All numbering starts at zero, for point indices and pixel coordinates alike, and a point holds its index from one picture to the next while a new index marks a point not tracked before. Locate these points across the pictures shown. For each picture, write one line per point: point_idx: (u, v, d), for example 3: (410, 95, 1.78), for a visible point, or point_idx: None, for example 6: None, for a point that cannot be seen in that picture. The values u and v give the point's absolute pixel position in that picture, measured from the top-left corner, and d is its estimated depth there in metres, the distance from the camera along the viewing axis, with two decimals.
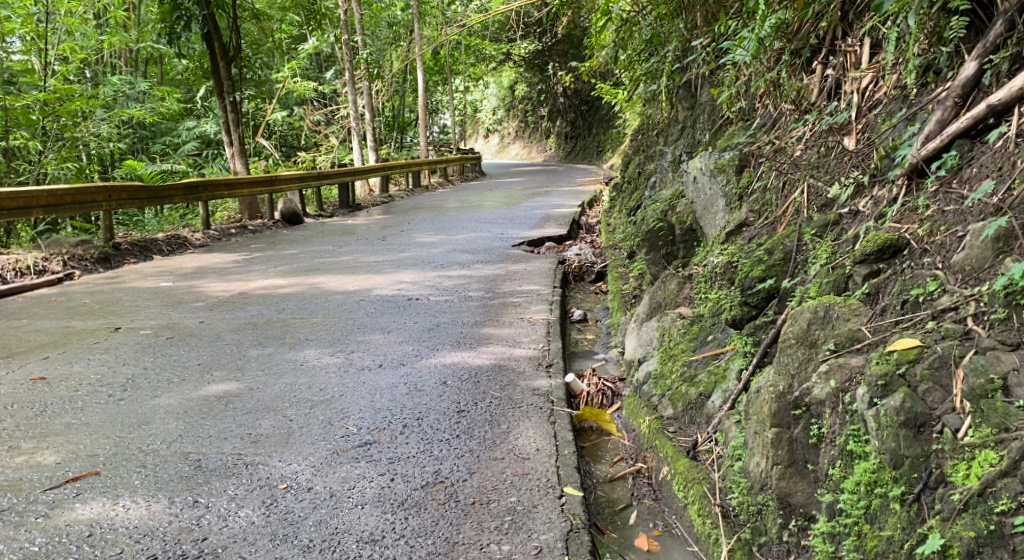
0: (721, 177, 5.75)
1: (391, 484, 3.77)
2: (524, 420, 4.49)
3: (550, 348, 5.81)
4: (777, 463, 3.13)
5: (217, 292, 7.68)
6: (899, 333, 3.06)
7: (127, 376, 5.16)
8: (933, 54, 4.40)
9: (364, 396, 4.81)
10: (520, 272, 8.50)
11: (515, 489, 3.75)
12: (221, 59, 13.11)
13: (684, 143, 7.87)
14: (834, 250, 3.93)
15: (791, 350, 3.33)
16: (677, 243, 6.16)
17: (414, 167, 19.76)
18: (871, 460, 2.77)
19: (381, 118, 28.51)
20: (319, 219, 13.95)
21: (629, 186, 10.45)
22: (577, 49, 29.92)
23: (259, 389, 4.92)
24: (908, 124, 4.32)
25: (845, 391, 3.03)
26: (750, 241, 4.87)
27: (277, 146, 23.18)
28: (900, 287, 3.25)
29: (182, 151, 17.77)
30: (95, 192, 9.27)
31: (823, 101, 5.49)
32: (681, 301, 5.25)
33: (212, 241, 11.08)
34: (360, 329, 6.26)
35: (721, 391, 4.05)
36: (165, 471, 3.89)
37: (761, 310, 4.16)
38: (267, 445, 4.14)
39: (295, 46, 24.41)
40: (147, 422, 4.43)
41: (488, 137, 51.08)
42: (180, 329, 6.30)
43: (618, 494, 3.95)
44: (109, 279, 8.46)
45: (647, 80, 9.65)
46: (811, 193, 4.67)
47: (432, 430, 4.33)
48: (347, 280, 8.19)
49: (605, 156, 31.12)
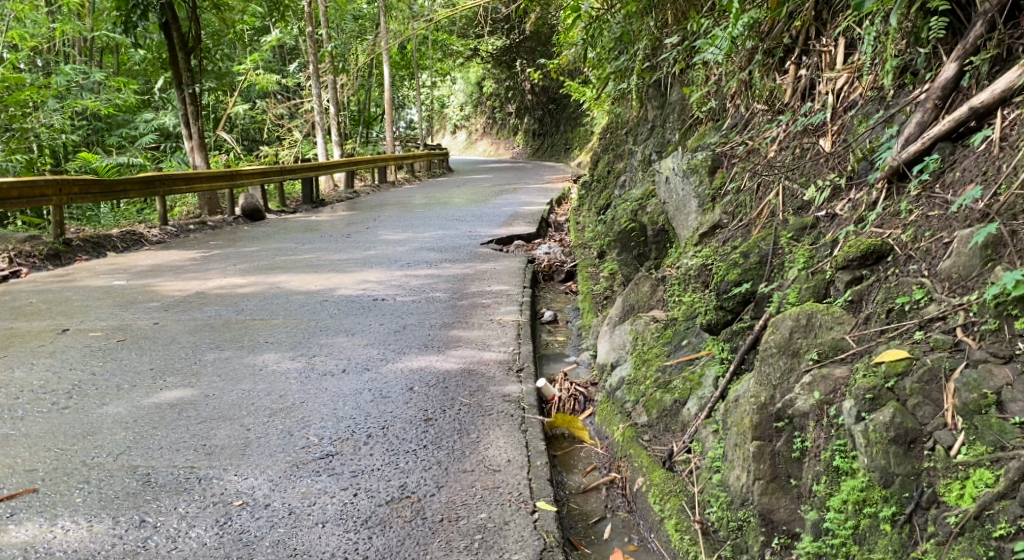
0: (694, 178, 5.64)
1: (354, 500, 3.60)
2: (495, 428, 4.34)
3: (520, 351, 5.65)
4: (759, 478, 3.01)
5: (173, 291, 7.42)
6: (885, 343, 2.96)
7: (72, 383, 4.92)
8: (910, 55, 4.29)
9: (327, 403, 4.63)
10: (488, 272, 8.32)
11: (486, 504, 3.59)
12: (179, 50, 12.79)
13: (654, 142, 7.77)
14: (812, 254, 3.83)
15: (773, 359, 3.23)
16: (649, 244, 6.05)
17: (381, 163, 19.51)
18: (859, 478, 2.66)
19: (345, 113, 28.16)
20: (281, 215, 13.66)
21: (598, 185, 10.33)
22: (545, 46, 29.78)
23: (215, 397, 4.72)
24: (887, 126, 4.20)
25: (830, 403, 2.93)
26: (725, 243, 4.76)
27: (239, 141, 22.76)
28: (885, 295, 3.15)
29: (139, 143, 17.28)
30: (45, 186, 8.94)
31: (797, 101, 5.39)
32: (654, 304, 5.13)
33: (170, 237, 10.77)
34: (323, 332, 6.06)
35: (697, 398, 3.93)
36: (111, 487, 3.68)
37: (737, 315, 4.07)
38: (223, 458, 3.95)
39: (257, 38, 24.00)
40: (93, 433, 4.22)
41: (456, 133, 50.82)
42: (132, 330, 6.06)
43: (592, 507, 3.83)
44: (58, 276, 8.16)
45: (616, 79, 9.53)
46: (787, 195, 4.57)
47: (398, 440, 4.17)
48: (310, 279, 7.96)
49: (572, 154, 31.05)
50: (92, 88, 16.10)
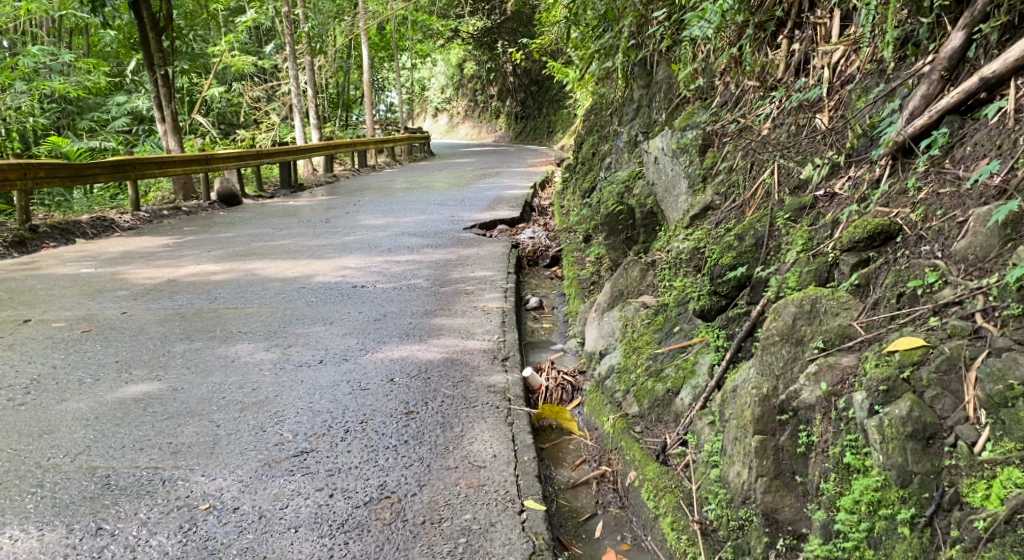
0: (684, 157, 5.44)
1: (329, 502, 3.39)
2: (479, 422, 4.13)
3: (505, 339, 5.44)
4: (762, 475, 2.83)
5: (144, 279, 7.15)
6: (897, 330, 2.77)
7: (31, 378, 4.69)
8: (912, 26, 4.08)
9: (303, 396, 4.41)
10: (472, 258, 8.10)
11: (470, 504, 3.39)
12: (150, 30, 12.46)
13: (641, 123, 7.57)
14: (811, 236, 3.64)
15: (775, 348, 3.04)
16: (637, 227, 5.84)
17: (361, 146, 19.20)
18: (874, 477, 2.48)
19: (323, 96, 27.75)
20: (258, 200, 13.37)
21: (583, 167, 10.10)
22: (527, 27, 29.42)
23: (184, 391, 4.49)
24: (888, 100, 3.99)
25: (838, 394, 2.74)
26: (718, 225, 4.57)
27: (216, 124, 22.32)
28: (895, 278, 2.95)
29: (111, 127, 16.89)
30: (9, 170, 8.62)
31: (790, 77, 5.20)
32: (644, 290, 4.93)
33: (143, 223, 10.48)
34: (299, 320, 5.83)
35: (691, 387, 3.74)
36: (67, 491, 3.48)
37: (732, 300, 3.89)
38: (189, 458, 3.73)
39: (232, 19, 23.52)
40: (51, 431, 4.01)
41: (437, 116, 50.38)
42: (98, 321, 5.80)
43: (582, 503, 3.65)
44: (23, 264, 7.87)
45: (601, 58, 9.29)
46: (782, 173, 4.37)
47: (377, 435, 3.96)
48: (287, 265, 7.72)
49: (555, 136, 30.83)
50: (61, 71, 15.71)
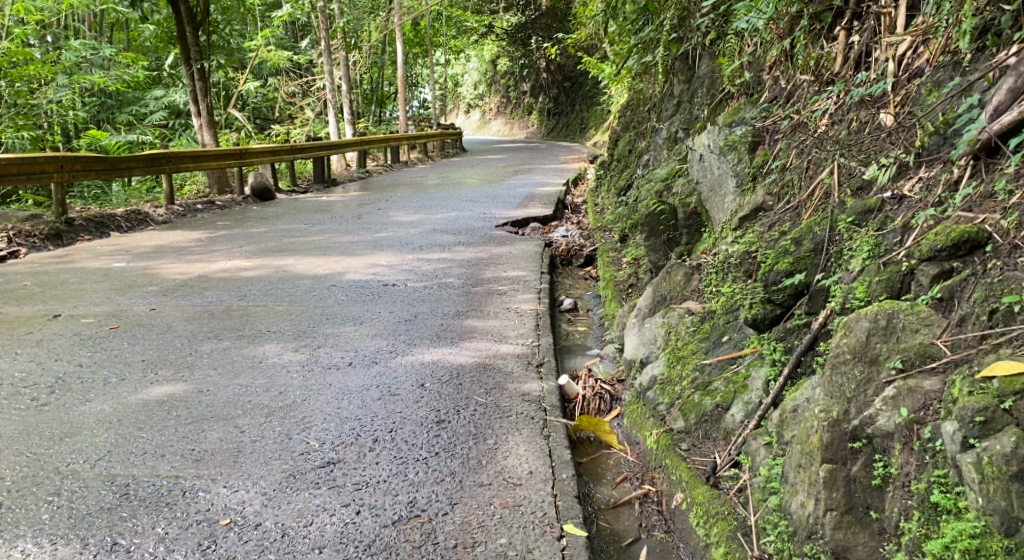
0: (732, 155, 5.16)
1: (356, 520, 3.16)
2: (514, 434, 3.88)
3: (539, 344, 5.18)
4: (832, 509, 2.57)
5: (175, 274, 6.99)
6: (990, 351, 2.49)
7: (55, 376, 4.52)
8: (992, 14, 3.75)
9: (330, 402, 4.19)
10: (505, 256, 7.86)
11: (505, 527, 3.14)
12: (187, 24, 12.34)
13: (681, 119, 7.27)
14: (878, 242, 3.35)
15: (846, 368, 2.78)
16: (679, 228, 5.55)
17: (394, 142, 19.04)
18: (971, 521, 2.22)
19: (357, 91, 27.69)
20: (291, 194, 13.24)
21: (618, 164, 9.79)
22: (562, 23, 29.08)
23: (210, 393, 4.29)
24: (965, 95, 3.68)
25: (922, 422, 2.48)
26: (771, 228, 4.30)
27: (251, 119, 22.32)
28: (985, 293, 2.65)
29: (149, 121, 16.93)
30: (46, 162, 8.52)
31: (849, 71, 4.87)
32: (689, 295, 4.66)
33: (176, 217, 10.35)
34: (329, 320, 5.61)
35: (743, 403, 3.47)
36: (84, 501, 3.28)
37: (788, 309, 3.61)
38: (211, 467, 3.52)
39: (269, 15, 23.52)
40: (72, 434, 3.82)
41: (469, 112, 50.22)
42: (127, 317, 5.62)
43: (625, 525, 3.38)
44: (57, 257, 7.76)
45: (640, 52, 8.98)
46: (842, 173, 4.07)
47: (407, 446, 3.71)
48: (318, 261, 7.52)
49: (588, 133, 30.51)
50: (101, 65, 15.70)
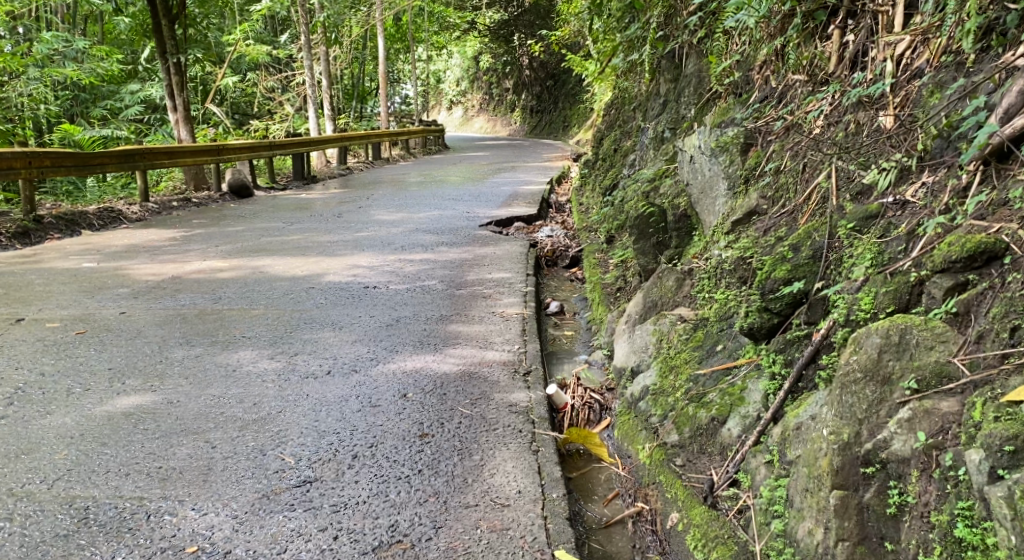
0: (723, 156, 4.99)
1: (333, 546, 2.98)
2: (501, 449, 3.70)
3: (525, 351, 5.00)
4: (844, 539, 2.46)
5: (147, 275, 6.74)
6: (1014, 373, 2.37)
7: (15, 386, 4.29)
8: (996, 13, 3.60)
9: (307, 414, 3.99)
10: (489, 257, 7.68)
11: (493, 553, 2.97)
12: (162, 17, 12.01)
13: (668, 118, 7.11)
14: (881, 249, 3.21)
15: (856, 387, 2.63)
16: (668, 230, 5.37)
17: (376, 139, 18.78)
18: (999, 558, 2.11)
19: (339, 86, 27.35)
20: (270, 192, 12.98)
21: (603, 164, 9.63)
22: (544, 19, 28.88)
23: (180, 404, 4.08)
24: (969, 97, 3.54)
25: (941, 448, 2.37)
26: (766, 233, 4.15)
27: (229, 114, 21.95)
28: (1004, 308, 2.52)
29: (124, 115, 16.57)
30: (13, 158, 8.24)
31: (843, 71, 4.71)
32: (680, 301, 4.49)
33: (151, 215, 10.07)
34: (307, 325, 5.41)
35: (740, 417, 3.31)
36: (39, 527, 3.07)
37: (786, 318, 3.45)
38: (179, 487, 3.31)
39: (247, 8, 23.14)
40: (31, 451, 3.61)
41: (451, 109, 49.91)
42: (95, 322, 5.39)
43: (618, 547, 3.21)
44: (25, 257, 7.49)
45: (625, 50, 8.79)
46: (840, 176, 3.91)
47: (388, 463, 3.53)
48: (296, 262, 7.30)
49: (571, 131, 30.39)
50: (75, 57, 15.32)
